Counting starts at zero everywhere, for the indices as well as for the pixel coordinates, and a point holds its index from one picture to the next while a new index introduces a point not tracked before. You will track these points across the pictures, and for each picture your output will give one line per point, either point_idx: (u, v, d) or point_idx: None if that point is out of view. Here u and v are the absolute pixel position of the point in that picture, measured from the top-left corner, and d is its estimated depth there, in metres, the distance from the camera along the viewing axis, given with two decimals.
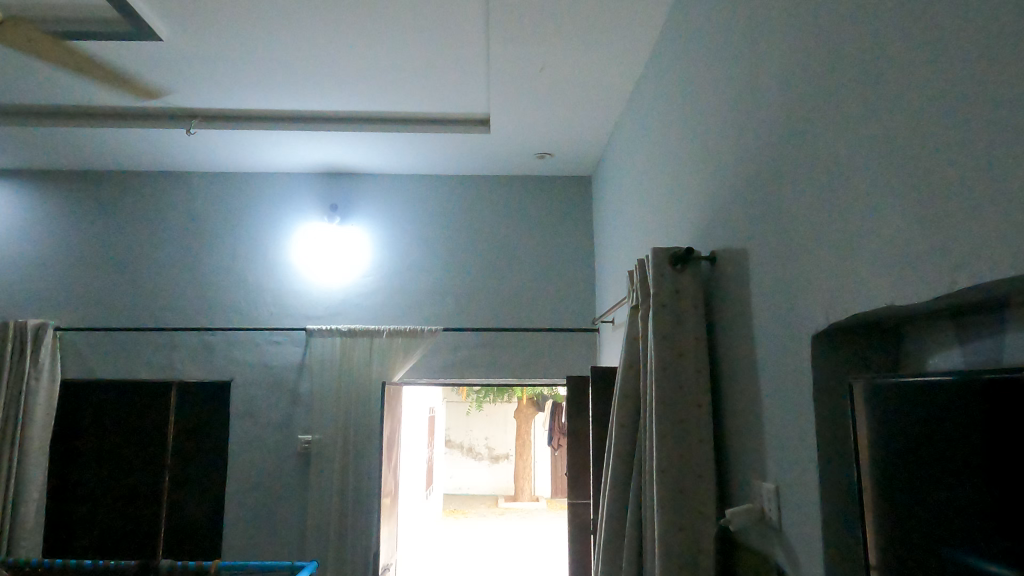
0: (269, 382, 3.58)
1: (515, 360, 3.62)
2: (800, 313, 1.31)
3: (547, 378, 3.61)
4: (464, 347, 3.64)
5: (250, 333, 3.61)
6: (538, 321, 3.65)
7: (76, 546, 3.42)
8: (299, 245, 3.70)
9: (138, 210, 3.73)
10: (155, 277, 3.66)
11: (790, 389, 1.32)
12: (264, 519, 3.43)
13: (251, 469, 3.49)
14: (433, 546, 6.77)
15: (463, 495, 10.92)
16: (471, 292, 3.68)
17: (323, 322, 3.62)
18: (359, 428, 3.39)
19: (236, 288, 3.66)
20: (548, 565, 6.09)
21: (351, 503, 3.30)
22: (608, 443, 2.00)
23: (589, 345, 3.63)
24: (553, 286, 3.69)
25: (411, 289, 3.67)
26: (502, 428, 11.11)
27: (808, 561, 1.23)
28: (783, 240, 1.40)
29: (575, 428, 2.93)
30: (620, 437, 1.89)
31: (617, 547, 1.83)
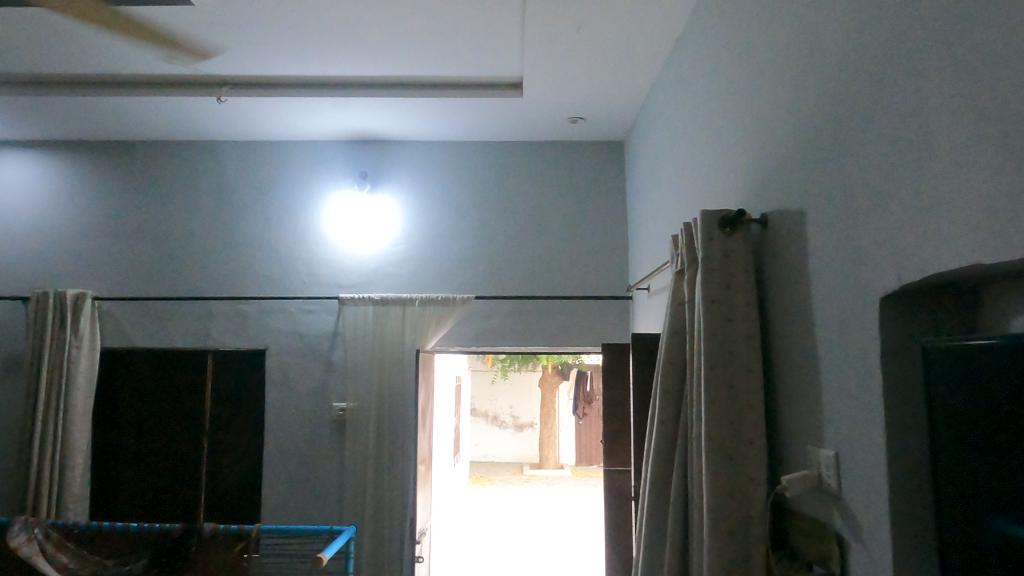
0: (303, 350, 3.60)
1: (548, 328, 3.60)
2: (862, 274, 1.25)
3: (579, 346, 3.59)
4: (496, 315, 3.62)
5: (284, 302, 3.62)
6: (572, 289, 3.61)
7: (120, 509, 3.51)
8: (330, 214, 3.69)
9: (170, 179, 3.74)
10: (189, 247, 3.68)
11: (851, 354, 1.28)
12: (301, 485, 3.49)
13: (287, 436, 3.53)
14: (463, 512, 6.88)
15: (489, 463, 11.06)
16: (503, 260, 3.65)
17: (355, 291, 3.62)
18: (393, 396, 3.41)
19: (269, 257, 3.67)
20: (577, 532, 6.16)
21: (387, 469, 3.34)
22: (652, 410, 1.98)
23: (622, 313, 3.60)
24: (585, 254, 3.64)
25: (443, 257, 3.65)
26: (527, 397, 11.17)
27: (870, 527, 1.20)
28: (843, 199, 1.34)
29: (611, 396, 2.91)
30: (665, 404, 1.86)
31: (663, 513, 1.82)
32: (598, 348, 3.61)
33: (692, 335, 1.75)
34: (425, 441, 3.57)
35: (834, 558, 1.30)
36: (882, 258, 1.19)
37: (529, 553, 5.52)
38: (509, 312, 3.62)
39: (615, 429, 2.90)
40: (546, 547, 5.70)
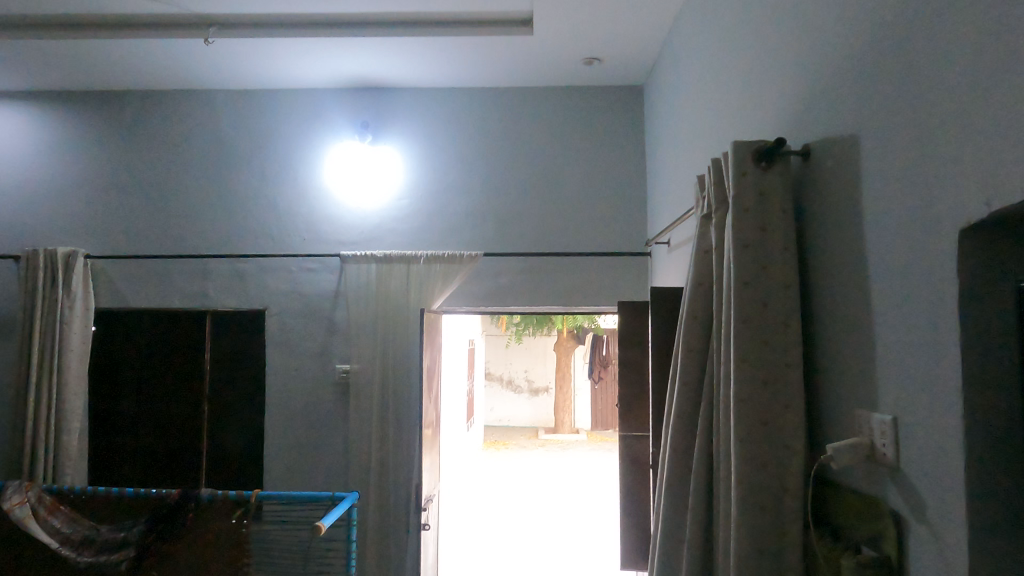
0: (304, 311, 3.44)
1: (561, 286, 3.41)
2: (932, 205, 1.04)
3: (594, 305, 3.39)
4: (506, 273, 3.43)
5: (283, 261, 3.45)
6: (586, 245, 3.40)
7: (120, 474, 3.42)
8: (330, 167, 3.49)
9: (162, 131, 3.55)
10: (183, 203, 3.51)
11: (917, 300, 1.07)
12: (304, 450, 3.36)
13: (289, 399, 3.40)
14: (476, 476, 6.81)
15: (504, 427, 11.01)
16: (513, 215, 3.44)
17: (357, 248, 3.43)
18: (398, 358, 3.25)
19: (267, 213, 3.49)
20: (591, 497, 6.06)
21: (392, 434, 3.20)
22: (672, 370, 1.78)
23: (640, 271, 3.39)
24: (600, 208, 3.42)
25: (449, 213, 3.45)
26: (542, 361, 11.04)
27: (939, 507, 1.01)
28: (907, 116, 1.11)
29: (629, 358, 2.72)
30: (688, 363, 1.66)
31: (684, 483, 1.63)
32: (614, 307, 3.41)
33: (719, 286, 1.55)
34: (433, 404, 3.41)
35: (890, 541, 1.11)
36: (958, 183, 0.97)
37: (543, 519, 5.42)
38: (519, 270, 3.43)
39: (632, 393, 2.72)
40: (560, 512, 5.60)
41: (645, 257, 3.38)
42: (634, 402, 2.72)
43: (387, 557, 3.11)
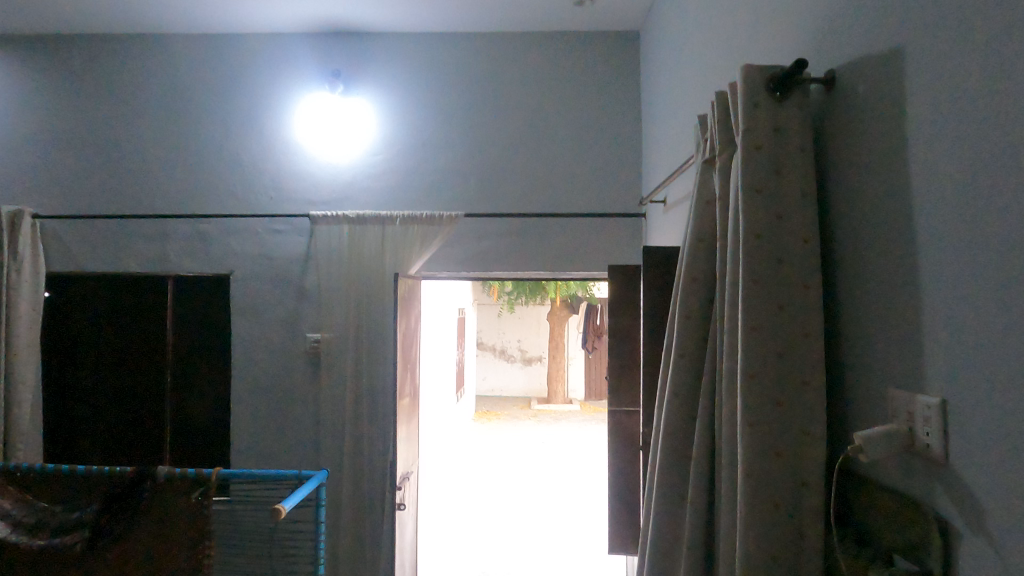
0: (272, 275, 3.19)
1: (548, 250, 3.17)
2: (1002, 129, 0.80)
3: (584, 270, 3.16)
4: (489, 236, 3.19)
5: (249, 221, 3.20)
6: (575, 206, 3.15)
7: (79, 449, 3.20)
8: (298, 119, 3.21)
9: (115, 80, 3.26)
10: (140, 159, 3.24)
11: (977, 255, 0.84)
12: (274, 424, 3.16)
13: (257, 370, 3.18)
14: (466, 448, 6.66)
15: (497, 397, 10.87)
16: (497, 172, 3.18)
17: (329, 208, 3.18)
18: (373, 326, 3.03)
19: (230, 169, 3.23)
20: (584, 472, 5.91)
21: (367, 408, 2.99)
22: (667, 339, 1.56)
23: (633, 233, 3.15)
24: (592, 165, 3.16)
25: (428, 170, 3.19)
26: (535, 331, 10.85)
27: (1001, 517, 0.79)
28: (966, 19, 0.87)
29: (620, 327, 2.50)
30: (685, 332, 1.43)
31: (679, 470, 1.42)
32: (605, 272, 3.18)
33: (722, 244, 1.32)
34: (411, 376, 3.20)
35: (932, 552, 0.89)
36: None
37: (530, 496, 5.27)
38: (504, 233, 3.18)
39: (622, 364, 2.51)
40: (548, 490, 5.45)
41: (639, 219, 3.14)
42: (626, 374, 2.50)
43: (361, 537, 2.92)
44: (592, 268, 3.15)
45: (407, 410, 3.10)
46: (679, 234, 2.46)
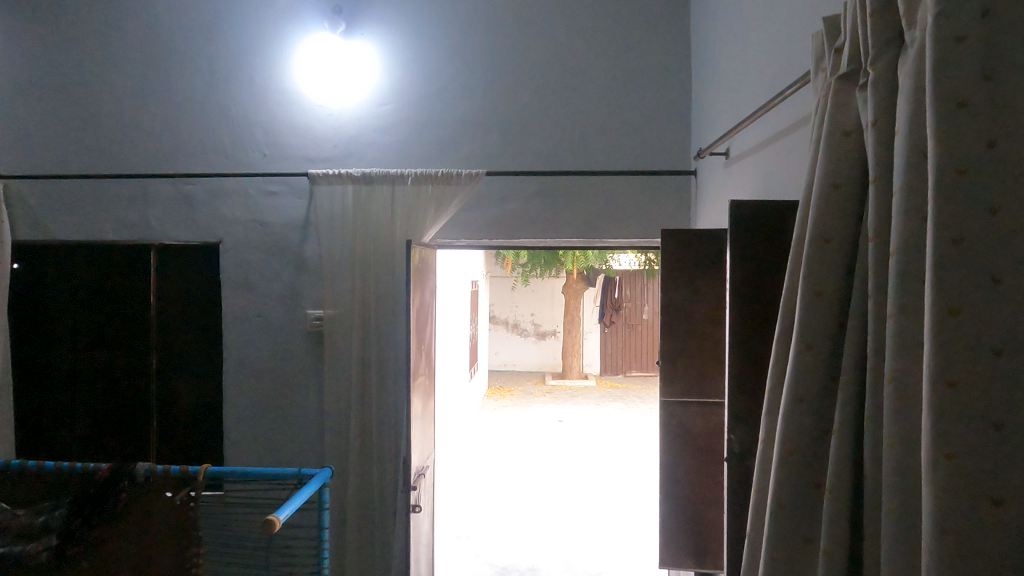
0: (266, 243, 2.80)
1: (581, 214, 2.76)
2: None
3: (622, 237, 2.76)
4: (514, 198, 2.78)
5: (240, 182, 2.80)
6: (613, 163, 2.74)
7: (57, 441, 2.86)
8: (293, 64, 2.78)
9: (84, 19, 2.85)
10: (117, 110, 2.84)
11: None
12: (273, 411, 2.81)
13: (253, 351, 2.81)
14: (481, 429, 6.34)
15: (509, 372, 10.55)
16: (523, 124, 2.76)
17: (330, 166, 2.77)
18: (381, 300, 2.66)
19: (217, 122, 2.82)
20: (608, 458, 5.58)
21: (376, 394, 2.64)
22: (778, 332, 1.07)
23: (680, 194, 2.73)
24: (631, 115, 2.73)
25: (444, 122, 2.77)
26: (549, 304, 10.47)
27: None
28: None
29: (673, 304, 2.10)
30: (812, 316, 0.97)
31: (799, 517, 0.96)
32: (646, 240, 2.78)
33: (872, 183, 0.91)
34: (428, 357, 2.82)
35: None
36: None
37: (551, 485, 4.96)
38: (531, 194, 2.77)
39: (675, 347, 2.11)
40: (570, 479, 5.13)
41: (687, 178, 2.72)
42: (680, 360, 2.12)
43: (370, 536, 2.60)
44: (632, 235, 2.75)
45: (424, 396, 2.73)
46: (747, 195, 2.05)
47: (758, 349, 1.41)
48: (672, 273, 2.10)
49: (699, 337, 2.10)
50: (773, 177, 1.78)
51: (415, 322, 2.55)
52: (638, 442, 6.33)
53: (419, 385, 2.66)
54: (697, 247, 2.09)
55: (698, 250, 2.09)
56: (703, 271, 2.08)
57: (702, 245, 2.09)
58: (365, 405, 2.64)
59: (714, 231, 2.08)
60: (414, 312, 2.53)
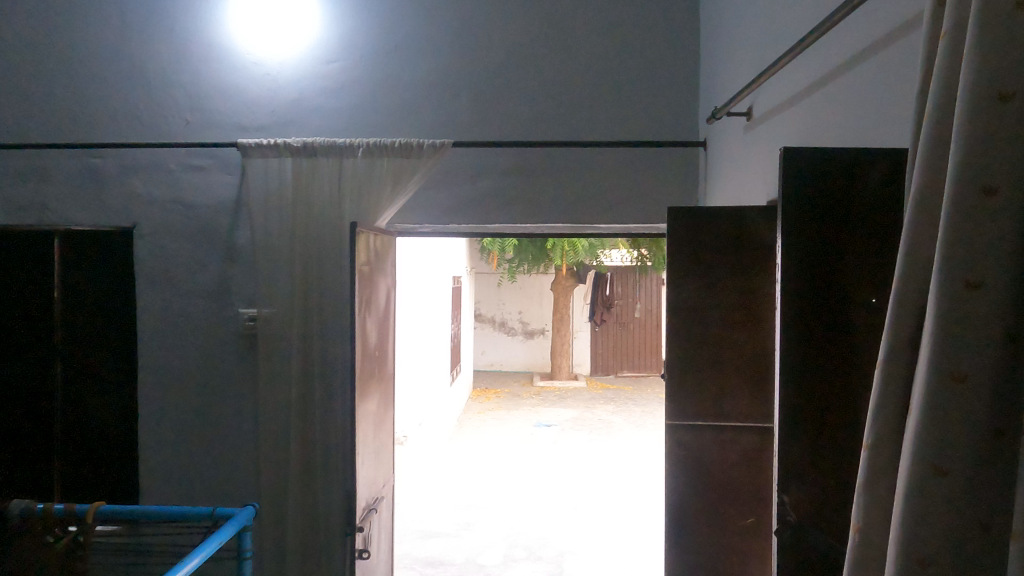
0: (189, 228, 2.33)
1: (567, 194, 2.32)
2: None
3: (614, 223, 2.32)
4: (487, 174, 2.33)
5: (157, 154, 2.33)
6: (605, 134, 2.30)
7: None
8: (220, 12, 2.31)
9: None
10: (11, 69, 2.37)
11: None
12: (199, 430, 2.35)
13: (175, 357, 2.35)
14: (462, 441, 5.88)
15: (496, 372, 10.09)
16: (497, 87, 2.31)
17: (265, 136, 2.31)
18: (325, 297, 2.20)
19: (130, 83, 2.34)
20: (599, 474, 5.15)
21: (318, 410, 2.19)
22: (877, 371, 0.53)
23: (683, 171, 2.30)
24: (627, 77, 2.30)
25: (403, 83, 2.31)
26: (537, 302, 10.03)
27: None
28: None
29: (680, 303, 1.66)
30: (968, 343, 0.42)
31: None
32: (643, 226, 2.34)
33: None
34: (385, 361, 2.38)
35: None
36: None
37: (536, 503, 4.52)
38: (506, 170, 2.32)
39: (681, 358, 1.66)
40: (557, 496, 4.69)
41: (692, 151, 2.29)
42: (689, 375, 1.67)
43: None
44: (627, 220, 2.31)
45: (378, 409, 2.28)
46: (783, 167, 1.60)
47: (815, 367, 0.96)
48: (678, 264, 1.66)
49: (714, 345, 1.64)
50: (816, 134, 1.34)
51: (364, 319, 2.09)
52: (631, 452, 5.90)
53: (371, 396, 2.21)
54: (709, 231, 1.65)
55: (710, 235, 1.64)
56: (718, 260, 1.64)
57: (717, 227, 1.65)
58: (306, 423, 2.18)
59: (733, 209, 1.63)
60: (362, 307, 2.08)
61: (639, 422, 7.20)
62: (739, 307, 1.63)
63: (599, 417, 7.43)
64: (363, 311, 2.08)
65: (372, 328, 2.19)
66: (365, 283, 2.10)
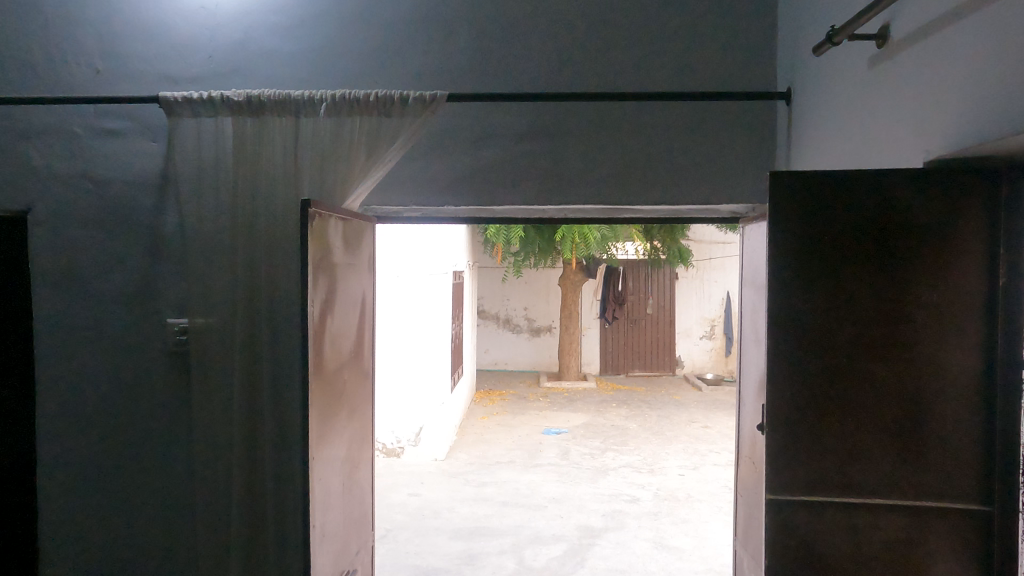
0: (100, 212, 1.77)
1: (599, 166, 1.76)
2: None
3: (660, 203, 1.76)
4: (493, 140, 1.76)
5: (60, 114, 1.77)
6: (649, 86, 1.74)
7: None
8: None
9: None
10: None
11: None
12: (117, 477, 1.79)
13: (83, 383, 1.78)
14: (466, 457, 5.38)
15: (500, 371, 9.54)
16: (507, 24, 1.74)
17: (200, 88, 1.74)
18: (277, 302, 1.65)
19: (22, 21, 1.77)
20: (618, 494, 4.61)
21: (270, 455, 1.64)
22: None
23: (752, 135, 1.74)
24: (678, 12, 1.73)
25: (380, 19, 1.74)
26: (543, 298, 9.48)
27: None
28: None
29: (787, 315, 1.14)
30: None
31: None
32: (697, 206, 1.78)
33: None
34: (362, 382, 1.84)
35: None
36: None
37: (550, 531, 3.97)
38: (518, 134, 1.76)
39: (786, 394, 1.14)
40: (573, 521, 4.15)
41: (764, 110, 1.74)
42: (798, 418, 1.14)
43: None
44: (679, 200, 1.75)
45: (351, 447, 1.74)
46: (954, 113, 1.03)
47: None
48: (783, 258, 1.14)
49: (834, 376, 1.12)
50: None
51: (328, 331, 1.54)
52: (650, 465, 5.35)
53: (341, 432, 1.66)
54: (830, 207, 1.12)
55: (834, 214, 1.12)
56: (846, 256, 1.12)
57: (842, 206, 1.12)
58: (254, 475, 1.63)
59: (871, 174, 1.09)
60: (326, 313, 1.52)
61: (655, 428, 6.65)
62: (877, 321, 1.11)
63: (611, 422, 6.88)
64: (327, 322, 1.53)
65: (342, 341, 1.64)
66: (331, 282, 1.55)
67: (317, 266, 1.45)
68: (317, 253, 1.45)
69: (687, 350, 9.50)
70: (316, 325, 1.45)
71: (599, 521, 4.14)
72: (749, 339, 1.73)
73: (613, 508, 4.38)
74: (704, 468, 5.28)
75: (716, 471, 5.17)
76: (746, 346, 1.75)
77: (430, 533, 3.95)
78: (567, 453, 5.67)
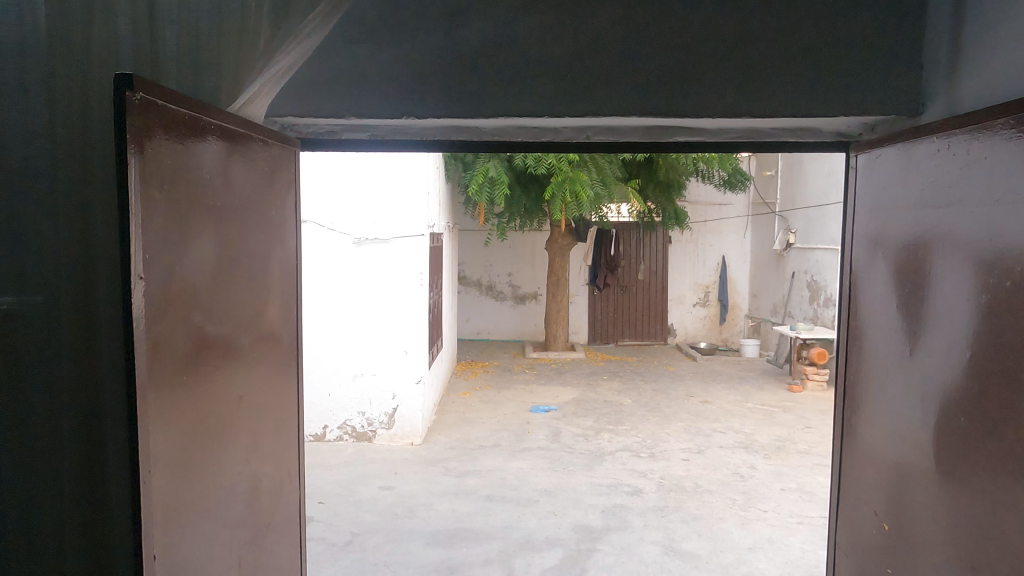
0: None
1: (636, 59, 1.14)
2: None
3: (730, 116, 1.15)
4: (475, 17, 1.14)
5: None
6: None
7: None
8: None
9: None
10: None
11: None
12: None
13: None
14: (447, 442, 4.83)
15: (483, 341, 8.95)
16: None
17: None
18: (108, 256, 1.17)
19: None
20: (615, 485, 4.09)
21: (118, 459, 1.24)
22: None
23: (876, 13, 1.13)
24: None
25: None
26: (529, 263, 8.88)
27: None
28: None
29: None
30: None
31: None
32: (786, 120, 1.17)
33: None
34: (281, 384, 1.20)
35: None
36: None
37: (541, 533, 3.44)
38: (517, 6, 1.14)
39: None
40: (567, 519, 3.61)
41: None
42: None
43: None
44: (764, 112, 1.14)
45: (258, 488, 1.10)
46: None
47: None
48: None
49: None
50: None
51: (196, 308, 0.88)
52: (650, 447, 4.85)
53: (239, 469, 1.02)
54: None
55: None
56: None
57: None
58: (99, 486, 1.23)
59: None
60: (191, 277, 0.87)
61: (652, 404, 6.15)
62: None
63: (603, 398, 6.36)
64: (194, 293, 0.87)
65: (234, 325, 1.00)
66: (203, 225, 0.89)
67: (165, 188, 0.79)
68: (166, 168, 0.79)
69: (680, 318, 9.00)
70: (163, 295, 0.80)
71: (598, 520, 3.60)
72: (887, 315, 1.13)
73: (613, 501, 3.85)
74: (710, 451, 4.76)
75: (724, 456, 4.66)
76: (882, 327, 1.15)
77: (402, 538, 3.38)
78: (558, 434, 5.13)
